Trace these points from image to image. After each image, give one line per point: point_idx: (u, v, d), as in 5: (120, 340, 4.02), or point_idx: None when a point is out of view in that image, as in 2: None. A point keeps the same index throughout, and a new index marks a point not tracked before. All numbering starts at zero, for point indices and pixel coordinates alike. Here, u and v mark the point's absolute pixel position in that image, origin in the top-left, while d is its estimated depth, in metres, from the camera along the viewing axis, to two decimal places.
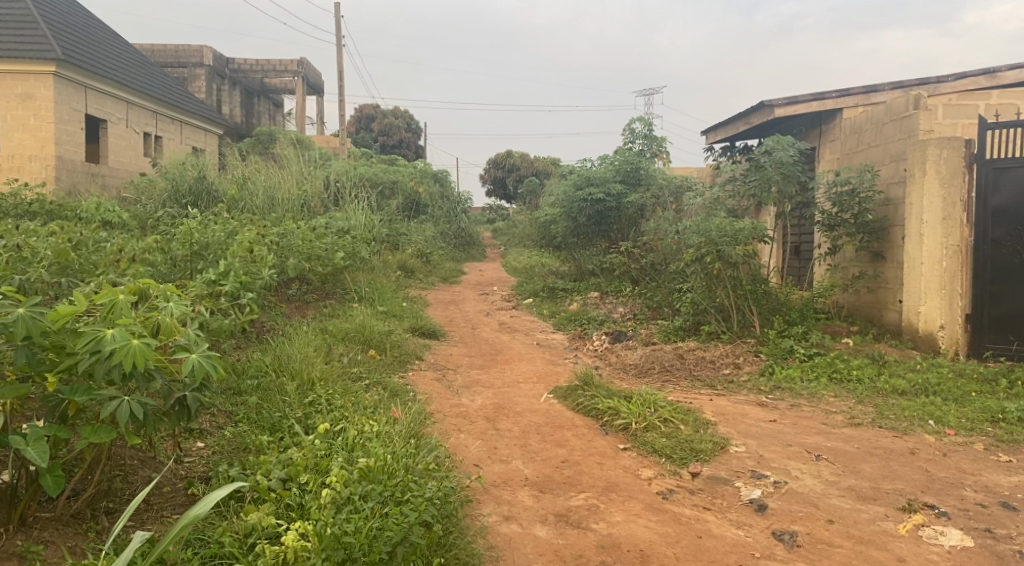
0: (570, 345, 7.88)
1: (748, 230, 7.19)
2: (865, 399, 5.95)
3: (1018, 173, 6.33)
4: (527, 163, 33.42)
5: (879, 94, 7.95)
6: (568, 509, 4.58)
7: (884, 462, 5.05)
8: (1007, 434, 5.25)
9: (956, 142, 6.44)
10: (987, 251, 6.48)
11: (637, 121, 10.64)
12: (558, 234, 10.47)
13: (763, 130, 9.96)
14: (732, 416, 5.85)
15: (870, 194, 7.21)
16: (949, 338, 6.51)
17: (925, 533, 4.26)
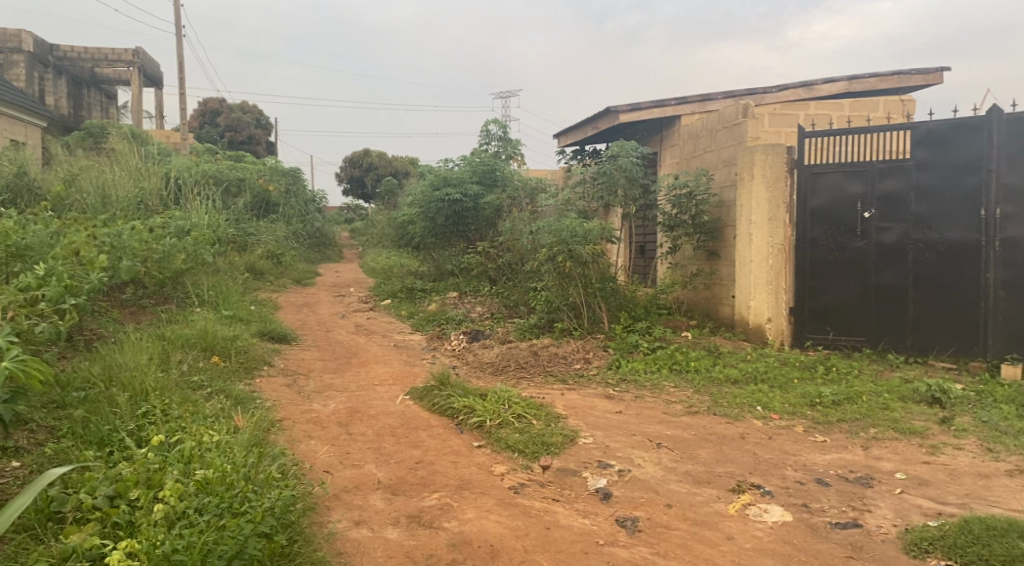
0: (426, 345, 7.87)
1: (597, 231, 7.45)
2: (702, 388, 6.34)
3: (832, 177, 6.87)
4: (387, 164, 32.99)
5: (713, 102, 8.46)
6: (420, 510, 4.58)
7: (718, 447, 5.40)
8: (822, 416, 5.76)
9: (779, 149, 7.02)
10: (807, 249, 7.00)
11: (492, 123, 10.75)
12: (415, 234, 10.42)
13: (611, 135, 10.37)
14: (582, 409, 6.06)
15: (706, 197, 7.71)
16: (775, 330, 7.09)
17: (751, 512, 4.60)
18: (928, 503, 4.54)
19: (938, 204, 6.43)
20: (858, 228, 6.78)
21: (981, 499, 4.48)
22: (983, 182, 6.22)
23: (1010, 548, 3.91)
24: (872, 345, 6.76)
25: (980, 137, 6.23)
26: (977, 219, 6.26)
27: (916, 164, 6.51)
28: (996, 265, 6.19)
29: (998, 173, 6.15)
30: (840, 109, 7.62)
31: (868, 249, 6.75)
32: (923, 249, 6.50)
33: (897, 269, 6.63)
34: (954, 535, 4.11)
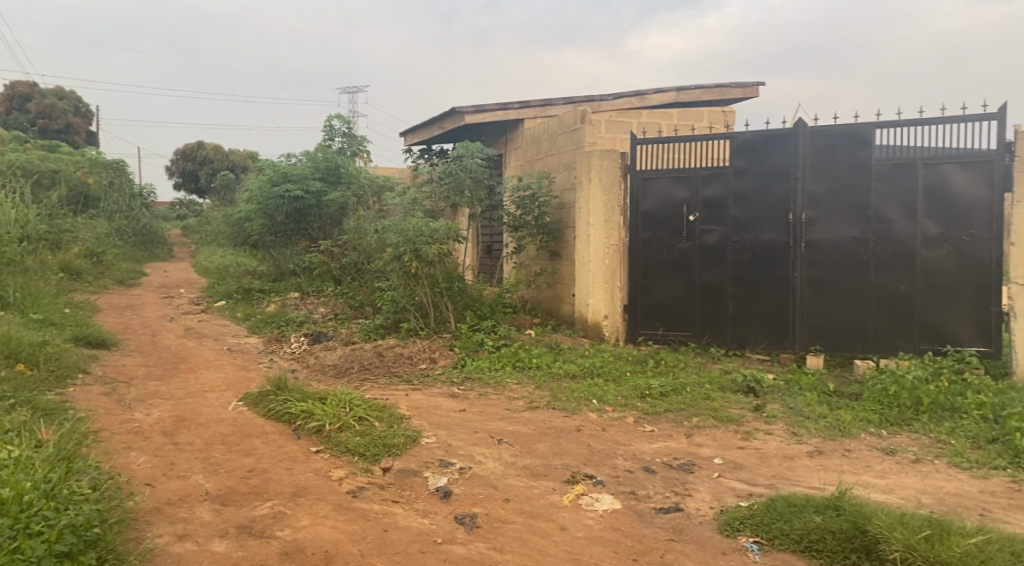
0: (264, 348, 7.57)
1: (443, 230, 7.40)
2: (542, 384, 6.52)
3: (661, 183, 7.30)
4: (222, 155, 31.51)
5: (553, 106, 8.72)
6: (251, 519, 4.41)
7: (555, 440, 5.57)
8: (652, 407, 6.09)
9: (613, 154, 7.36)
10: (640, 250, 7.41)
11: (336, 119, 10.52)
12: (253, 232, 10.00)
13: (456, 136, 10.45)
14: (425, 409, 6.06)
15: (548, 198, 7.95)
16: (612, 327, 7.45)
17: (584, 501, 4.79)
18: (740, 485, 4.92)
19: (753, 208, 6.96)
20: (685, 229, 7.23)
21: (785, 479, 4.91)
22: (791, 188, 6.79)
23: (807, 522, 4.31)
24: (697, 339, 7.24)
25: (788, 148, 6.80)
26: (786, 222, 6.84)
27: (734, 171, 7.02)
28: (801, 264, 6.78)
29: (802, 181, 6.74)
30: (669, 118, 8.13)
31: (693, 250, 7.22)
32: (740, 249, 7.03)
33: (719, 268, 7.13)
34: (761, 514, 4.50)
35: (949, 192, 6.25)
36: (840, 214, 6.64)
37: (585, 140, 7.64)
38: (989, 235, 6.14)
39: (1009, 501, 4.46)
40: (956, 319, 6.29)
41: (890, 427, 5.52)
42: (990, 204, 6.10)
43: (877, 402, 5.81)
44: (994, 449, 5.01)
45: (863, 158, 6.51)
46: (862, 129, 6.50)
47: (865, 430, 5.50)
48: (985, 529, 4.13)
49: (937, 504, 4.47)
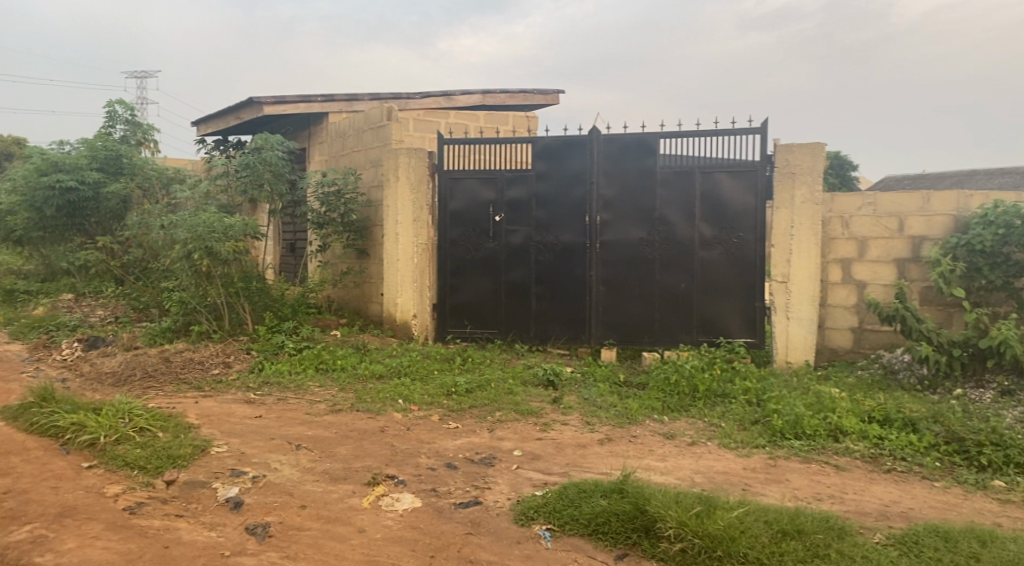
0: (29, 357, 6.80)
1: (239, 227, 7.08)
2: (346, 386, 6.39)
3: (467, 183, 7.41)
4: None
5: (359, 102, 8.59)
6: (4, 547, 3.94)
7: (357, 442, 5.48)
8: (456, 404, 6.16)
9: (421, 153, 7.39)
10: (447, 249, 7.48)
11: (117, 104, 9.69)
12: (17, 227, 8.97)
13: (256, 128, 10.01)
14: (218, 416, 5.73)
15: (353, 195, 7.83)
16: (420, 326, 7.51)
17: (384, 502, 4.75)
18: (536, 475, 5.09)
19: (553, 210, 7.26)
20: (490, 229, 7.39)
21: (578, 467, 5.16)
22: (587, 192, 7.16)
23: (595, 507, 4.55)
24: (502, 336, 7.43)
25: (583, 153, 7.15)
26: (582, 223, 7.19)
27: (536, 174, 7.28)
28: (597, 264, 7.17)
29: (597, 185, 7.13)
30: (476, 120, 8.32)
31: (499, 250, 7.39)
32: (542, 249, 7.30)
33: (522, 267, 7.36)
34: (554, 502, 4.69)
35: (722, 199, 6.87)
36: (630, 217, 7.10)
37: (391, 137, 7.60)
38: (754, 238, 6.81)
39: (767, 476, 4.98)
40: (727, 313, 6.92)
41: (671, 413, 5.99)
42: (755, 210, 6.78)
43: (661, 391, 6.28)
44: (756, 430, 5.59)
45: (650, 165, 7.00)
46: (648, 139, 6.97)
47: (650, 417, 5.92)
48: (746, 502, 4.59)
49: (708, 482, 4.90)
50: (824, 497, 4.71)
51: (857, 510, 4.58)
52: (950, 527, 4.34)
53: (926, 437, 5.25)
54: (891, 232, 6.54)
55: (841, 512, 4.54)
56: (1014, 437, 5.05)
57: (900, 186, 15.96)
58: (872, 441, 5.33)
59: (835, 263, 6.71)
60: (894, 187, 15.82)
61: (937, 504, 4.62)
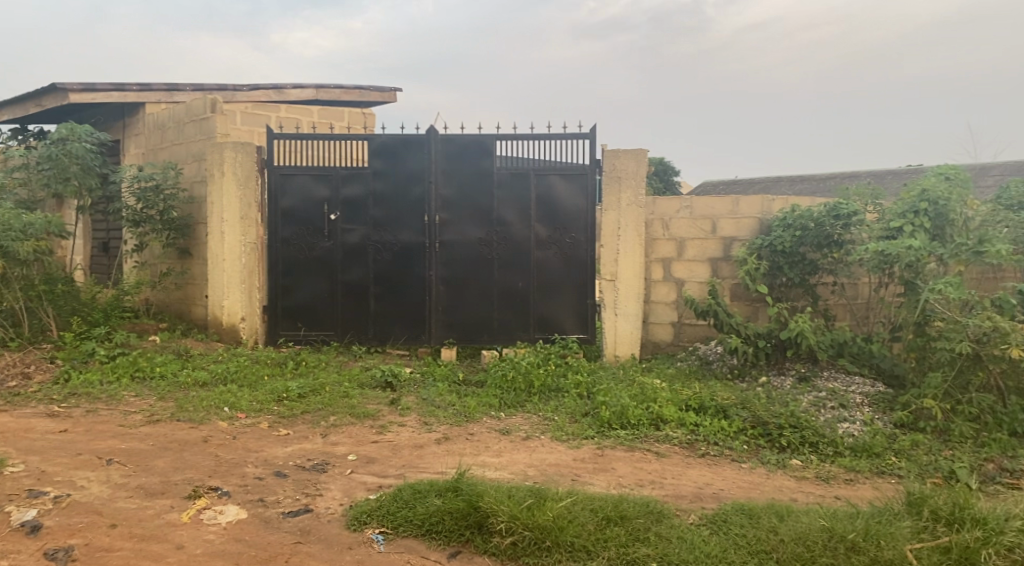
0: None
1: (40, 225, 6.53)
2: (166, 395, 6.01)
3: (300, 180, 7.17)
4: None
5: (180, 93, 8.13)
6: None
7: (177, 454, 5.16)
8: (287, 410, 5.95)
9: (248, 148, 7.17)
10: (279, 248, 7.21)
11: None
12: None
13: (59, 117, 9.20)
14: (13, 433, 5.20)
15: (174, 191, 7.49)
16: (249, 329, 7.26)
17: (206, 516, 4.50)
18: (371, 479, 5.01)
19: (392, 209, 7.18)
20: (325, 228, 7.20)
21: (413, 467, 5.13)
22: (425, 191, 7.15)
23: (428, 506, 4.55)
24: (339, 338, 7.26)
25: (421, 152, 7.14)
26: (421, 223, 7.17)
27: (372, 172, 7.17)
28: (435, 263, 7.17)
29: (435, 184, 7.13)
30: (309, 115, 8.19)
31: (334, 249, 7.22)
32: (380, 249, 7.21)
33: (359, 267, 7.23)
34: (387, 504, 4.64)
35: (556, 200, 7.08)
36: (468, 217, 7.16)
37: (216, 130, 7.33)
38: (586, 238, 7.09)
39: (595, 466, 5.19)
40: (562, 311, 7.16)
41: (507, 409, 6.10)
42: (587, 212, 7.06)
43: (498, 388, 6.39)
44: (586, 422, 5.82)
45: (487, 166, 7.09)
46: (485, 140, 7.06)
47: (487, 414, 6.00)
48: (574, 492, 4.76)
49: (540, 475, 5.04)
50: (646, 483, 4.98)
51: (675, 493, 4.88)
52: (754, 504, 4.72)
53: (736, 422, 5.70)
54: (705, 233, 7.06)
55: (660, 496, 4.82)
56: (808, 420, 5.60)
57: (718, 190, 17.20)
58: (689, 428, 5.71)
59: (657, 263, 7.14)
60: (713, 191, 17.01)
61: (744, 483, 5.02)
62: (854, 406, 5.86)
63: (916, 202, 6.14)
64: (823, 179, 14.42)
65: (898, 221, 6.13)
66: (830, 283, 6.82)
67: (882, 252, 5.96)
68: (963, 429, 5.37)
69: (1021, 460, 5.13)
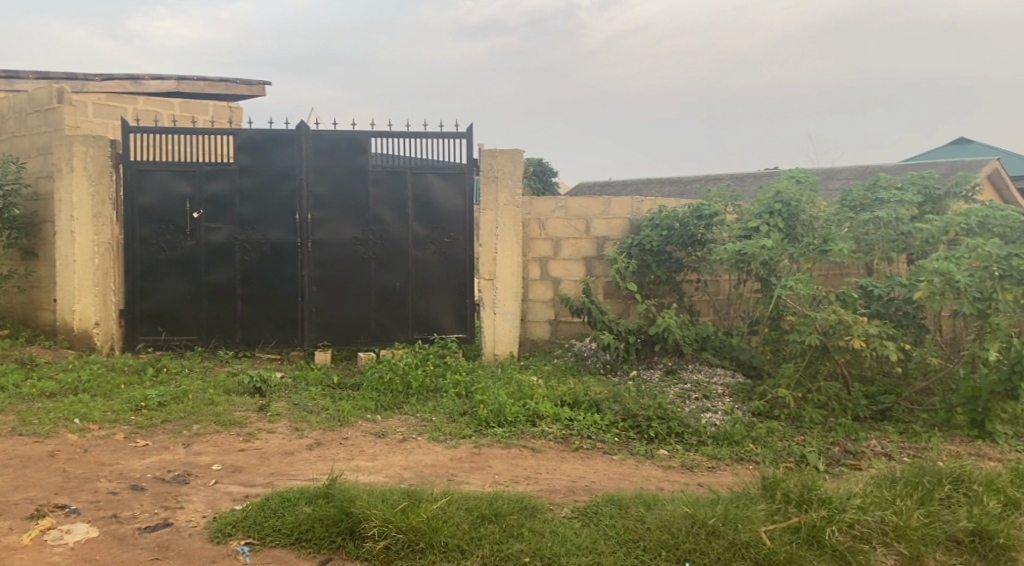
0: None
1: None
2: (7, 408, 5.55)
3: (159, 176, 6.82)
4: None
5: (23, 81, 7.59)
6: None
7: (17, 472, 4.76)
8: (146, 420, 5.63)
9: (100, 141, 6.73)
10: (136, 248, 6.83)
11: None
12: None
13: None
14: None
15: (16, 187, 6.97)
16: (104, 335, 6.81)
17: (50, 537, 4.18)
18: (237, 489, 4.81)
19: (260, 207, 6.93)
20: (188, 227, 6.87)
21: (283, 475, 4.96)
22: (296, 189, 6.94)
23: (298, 514, 4.42)
24: (204, 342, 6.94)
25: (291, 149, 6.92)
26: (292, 222, 6.96)
27: (239, 168, 6.90)
28: (308, 263, 6.97)
29: (307, 182, 6.93)
30: (170, 107, 7.91)
31: (198, 249, 6.90)
32: (248, 248, 6.94)
33: (225, 267, 6.94)
34: (254, 514, 4.47)
35: (432, 199, 7.04)
36: (342, 216, 7.00)
37: (64, 122, 6.85)
38: (463, 237, 7.09)
39: (471, 465, 5.20)
40: (439, 311, 7.12)
41: (384, 412, 6.01)
42: (464, 211, 7.06)
43: (374, 390, 6.29)
44: (464, 421, 5.82)
45: (361, 163, 6.96)
46: (359, 137, 6.93)
47: (362, 417, 5.89)
48: (449, 492, 4.75)
49: (416, 476, 4.99)
50: (521, 479, 5.04)
51: (549, 488, 4.97)
52: (623, 495, 4.87)
53: (608, 415, 5.87)
54: (580, 233, 7.25)
55: (535, 492, 4.88)
56: (675, 411, 5.84)
57: (595, 191, 17.64)
58: (564, 423, 5.82)
59: (534, 262, 7.24)
60: (589, 191, 17.42)
61: (614, 475, 5.18)
62: (716, 397, 6.18)
63: (771, 203, 6.56)
64: (691, 180, 15.08)
65: (755, 221, 6.54)
66: (695, 280, 7.19)
67: (740, 252, 6.30)
68: (813, 415, 5.83)
69: (861, 442, 5.59)
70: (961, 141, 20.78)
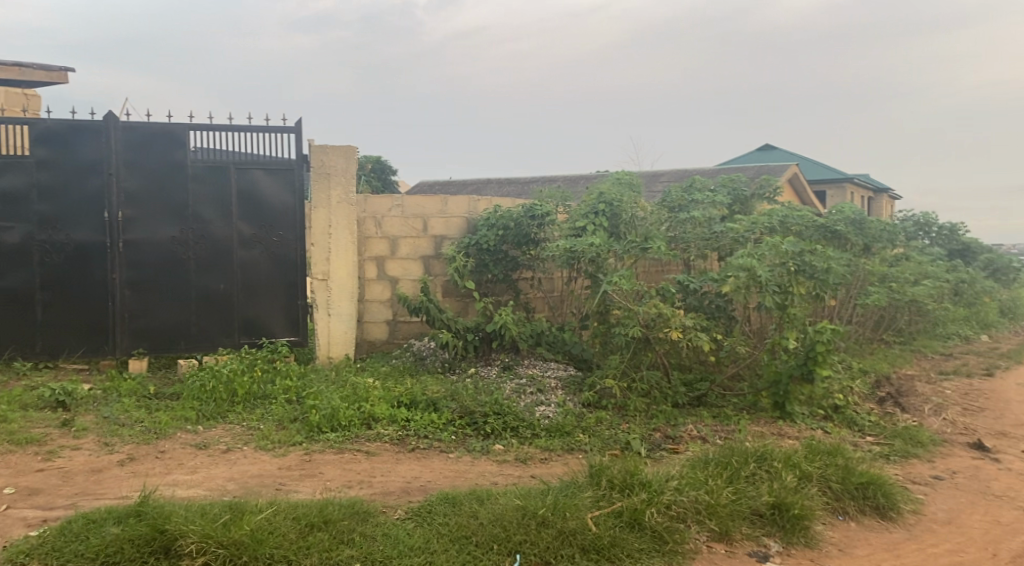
0: None
1: None
2: None
3: None
4: None
5: None
6: None
7: None
8: None
9: None
10: None
11: None
12: None
13: None
14: None
15: None
16: None
17: None
18: (32, 513, 4.37)
19: (61, 204, 6.38)
20: None
21: (89, 494, 4.57)
22: (104, 184, 6.42)
23: (105, 536, 4.08)
24: None
25: (98, 141, 6.40)
26: (100, 221, 6.44)
27: (35, 162, 6.33)
28: (120, 265, 6.47)
29: (116, 177, 6.43)
30: None
31: None
32: (48, 249, 6.37)
33: (21, 271, 6.36)
34: (53, 540, 4.08)
35: (259, 196, 6.74)
36: (157, 213, 6.56)
37: None
38: (294, 236, 6.83)
39: (302, 472, 5.03)
40: (268, 314, 6.84)
41: (207, 422, 5.70)
42: (294, 209, 6.80)
43: (195, 399, 5.93)
44: (294, 427, 5.62)
45: (179, 158, 6.55)
46: (176, 130, 6.52)
47: (181, 428, 5.55)
48: (275, 502, 4.55)
49: (241, 487, 4.76)
50: (354, 484, 4.93)
51: (382, 491, 4.89)
52: (457, 492, 4.89)
53: (445, 414, 5.87)
54: (417, 232, 7.22)
55: (367, 495, 4.79)
56: (510, 406, 5.95)
57: (438, 191, 17.66)
58: (400, 424, 5.76)
59: (371, 261, 7.12)
60: (427, 191, 17.36)
61: (449, 472, 5.18)
62: (550, 391, 6.35)
63: (596, 204, 6.93)
64: (525, 181, 15.41)
65: (582, 221, 6.83)
66: (529, 278, 7.36)
67: (570, 250, 6.53)
68: (637, 404, 6.17)
69: (679, 427, 5.99)
70: (769, 147, 22.71)
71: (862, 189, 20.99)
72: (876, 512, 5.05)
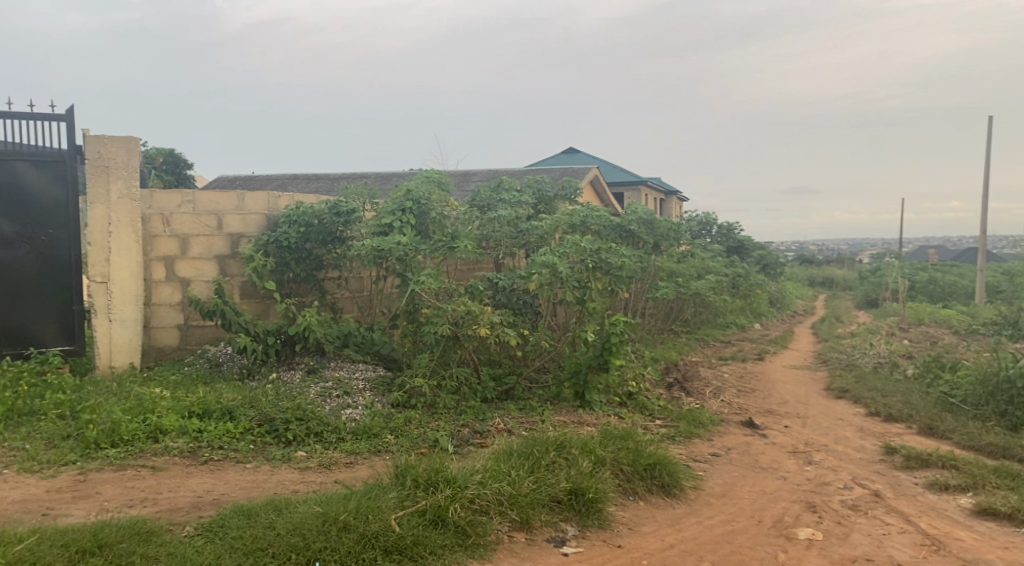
0: None
1: None
2: None
3: None
4: None
5: None
6: None
7: None
8: None
9: None
10: None
11: None
12: None
13: None
14: None
15: None
16: None
17: None
18: None
19: None
20: None
21: None
22: None
23: None
24: None
25: None
26: None
27: None
28: None
29: None
30: None
31: None
32: None
33: None
34: None
35: (23, 191, 6.06)
36: None
37: None
38: (67, 235, 6.23)
39: (74, 493, 4.58)
40: (38, 321, 6.17)
41: None
42: (66, 204, 6.20)
43: None
44: (67, 445, 5.10)
45: None
46: None
47: None
48: (40, 529, 4.09)
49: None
50: (136, 502, 4.56)
51: (168, 507, 4.56)
52: (253, 503, 4.64)
53: (242, 422, 5.58)
54: (210, 230, 6.83)
55: (151, 513, 4.45)
56: (314, 411, 5.77)
57: (236, 184, 16.73)
58: (191, 435, 5.41)
59: (159, 262, 6.62)
60: (226, 186, 16.38)
61: (246, 484, 4.93)
62: (357, 393, 6.22)
63: (403, 201, 6.91)
64: (333, 177, 15.00)
65: (389, 219, 6.79)
66: (335, 278, 7.21)
67: (376, 248, 6.45)
68: (446, 401, 6.21)
69: (487, 422, 6.09)
70: (575, 149, 23.76)
71: (655, 191, 22.59)
72: (661, 490, 5.45)
